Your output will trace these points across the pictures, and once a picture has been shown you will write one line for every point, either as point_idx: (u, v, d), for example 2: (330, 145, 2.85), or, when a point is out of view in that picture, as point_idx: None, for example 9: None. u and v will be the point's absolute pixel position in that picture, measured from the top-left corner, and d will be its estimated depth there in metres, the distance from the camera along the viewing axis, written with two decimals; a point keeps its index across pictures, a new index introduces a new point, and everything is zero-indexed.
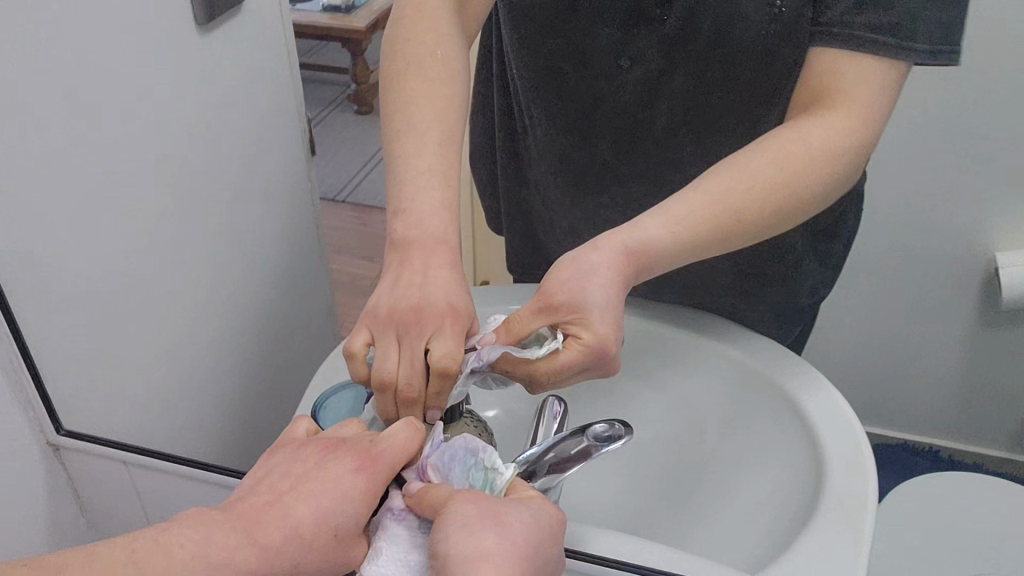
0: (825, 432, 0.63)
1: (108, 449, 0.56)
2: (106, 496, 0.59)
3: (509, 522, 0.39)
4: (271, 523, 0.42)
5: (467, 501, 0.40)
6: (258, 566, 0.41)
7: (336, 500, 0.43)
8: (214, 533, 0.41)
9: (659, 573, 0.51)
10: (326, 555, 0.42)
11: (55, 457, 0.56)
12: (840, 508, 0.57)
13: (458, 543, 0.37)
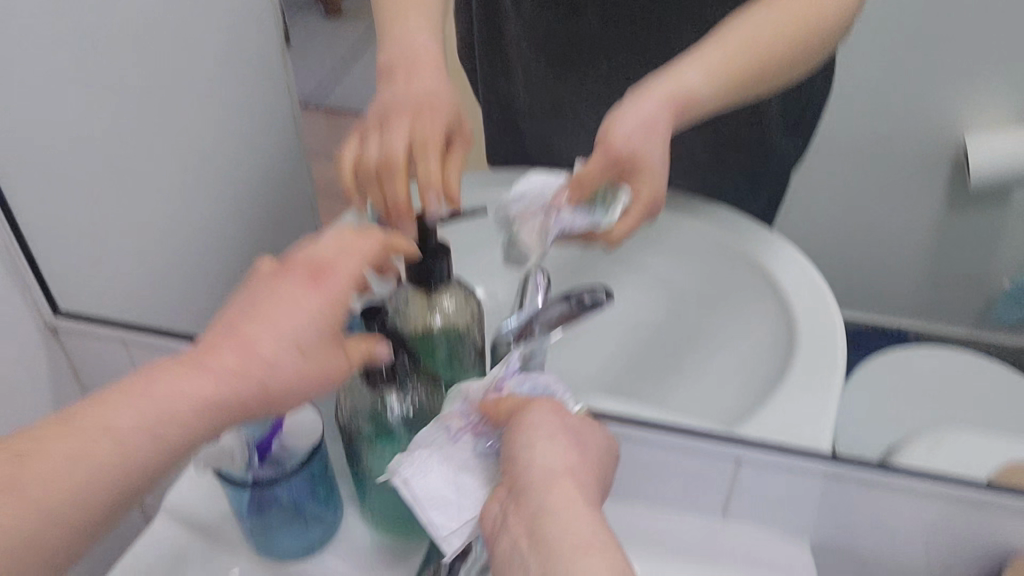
0: (797, 299, 0.60)
1: (104, 329, 0.60)
2: (103, 376, 0.63)
3: (586, 445, 0.42)
4: (226, 352, 0.37)
5: (550, 414, 0.43)
6: (222, 394, 0.36)
7: (290, 316, 0.37)
8: (162, 375, 0.36)
9: (655, 426, 0.54)
10: (300, 371, 0.38)
11: (55, 338, 0.60)
12: (811, 362, 0.56)
13: (538, 450, 0.41)
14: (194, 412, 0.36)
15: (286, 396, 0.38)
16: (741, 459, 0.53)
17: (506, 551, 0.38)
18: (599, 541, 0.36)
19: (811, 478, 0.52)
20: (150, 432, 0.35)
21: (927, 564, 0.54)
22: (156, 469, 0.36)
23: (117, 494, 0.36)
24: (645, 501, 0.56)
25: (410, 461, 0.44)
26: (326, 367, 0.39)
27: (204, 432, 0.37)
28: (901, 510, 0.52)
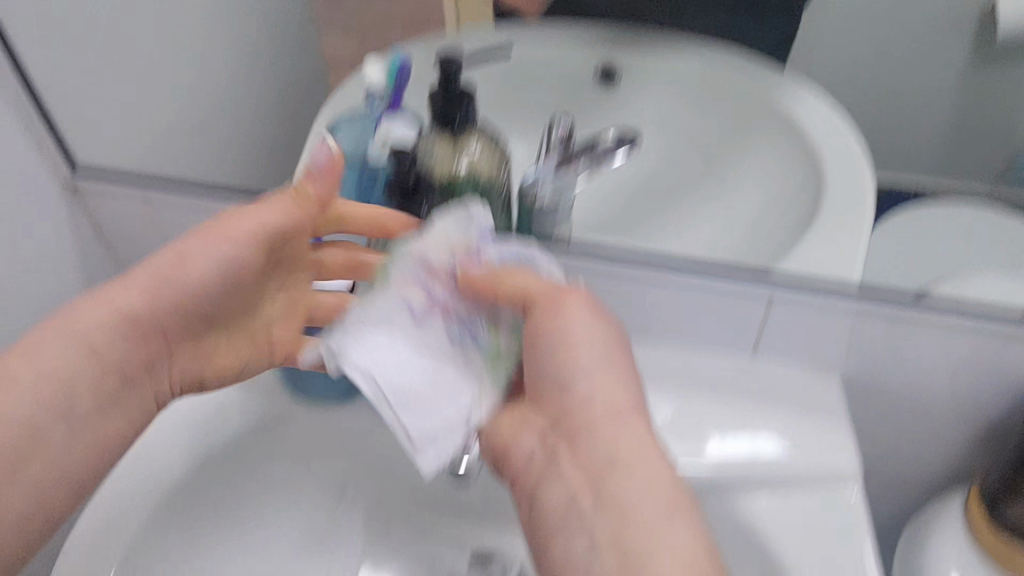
0: (826, 148, 0.58)
1: (126, 187, 0.59)
2: (128, 228, 0.62)
3: (627, 367, 0.44)
4: (168, 276, 0.45)
5: (591, 333, 0.44)
6: (166, 306, 0.45)
7: (227, 247, 0.45)
8: (117, 299, 0.44)
9: (676, 273, 0.54)
10: (235, 276, 0.46)
11: (74, 195, 0.59)
12: (838, 211, 0.55)
13: (598, 389, 0.43)
14: (90, 324, 0.43)
15: (188, 272, 0.45)
16: (773, 298, 0.53)
17: (564, 503, 0.42)
18: (677, 494, 0.39)
19: (844, 314, 0.52)
20: (77, 342, 0.43)
21: (949, 399, 0.55)
22: (59, 393, 0.42)
23: (21, 425, 0.41)
24: (668, 342, 0.58)
25: (376, 351, 0.44)
26: (219, 233, 0.45)
27: (90, 341, 0.43)
28: (932, 348, 0.52)
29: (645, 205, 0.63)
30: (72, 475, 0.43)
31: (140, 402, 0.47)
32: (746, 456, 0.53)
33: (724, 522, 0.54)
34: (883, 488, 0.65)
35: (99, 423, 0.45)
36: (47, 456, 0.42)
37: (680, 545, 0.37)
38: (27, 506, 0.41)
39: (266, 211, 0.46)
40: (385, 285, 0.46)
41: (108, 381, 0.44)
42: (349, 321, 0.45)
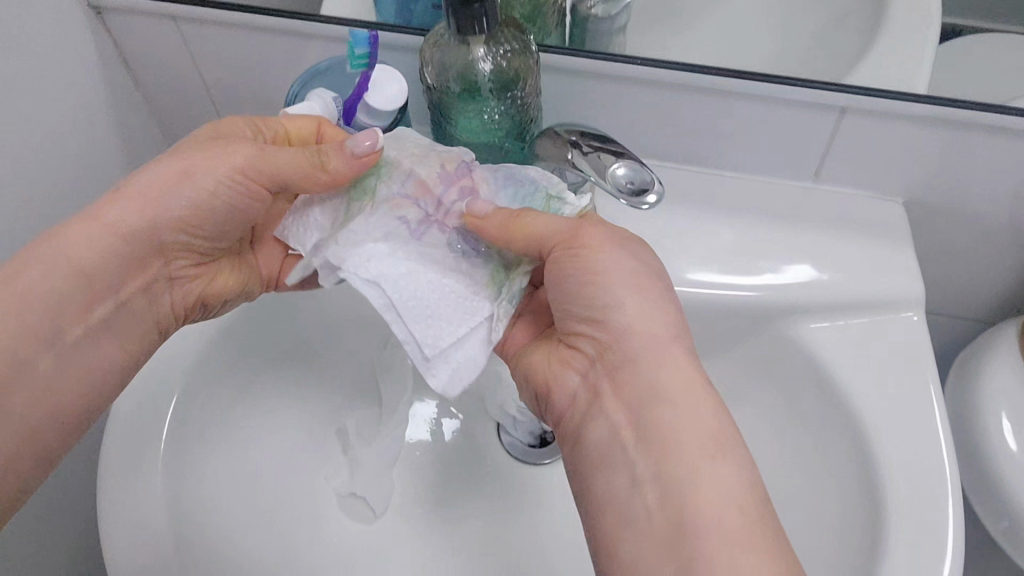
0: None
1: (150, 8, 0.54)
2: (159, 57, 0.58)
3: (662, 295, 0.43)
4: (174, 194, 0.46)
5: (623, 265, 0.43)
6: (176, 218, 0.47)
7: (234, 175, 0.46)
8: (128, 209, 0.45)
9: (750, 80, 0.49)
10: (232, 204, 0.47)
11: (99, 18, 0.55)
12: (899, 40, 0.53)
13: (636, 319, 0.41)
14: (85, 248, 0.44)
15: (188, 191, 0.46)
16: (847, 107, 0.49)
17: (601, 440, 0.40)
18: (717, 420, 0.38)
19: (919, 122, 0.49)
20: (69, 260, 0.44)
21: (1022, 217, 0.53)
22: (55, 316, 0.43)
23: (18, 350, 0.42)
24: (731, 170, 0.56)
25: (375, 266, 0.42)
26: (227, 158, 0.46)
27: (84, 265, 0.44)
28: (1013, 161, 0.49)
29: (709, 17, 0.58)
30: (78, 396, 0.45)
31: (134, 328, 0.48)
32: (805, 281, 0.52)
33: (786, 349, 0.53)
34: (947, 312, 0.63)
35: (90, 353, 0.46)
36: (36, 389, 0.43)
37: (728, 465, 0.36)
38: (15, 437, 0.42)
39: (286, 155, 0.44)
40: (375, 200, 0.44)
41: (95, 312, 0.45)
42: (343, 235, 0.43)
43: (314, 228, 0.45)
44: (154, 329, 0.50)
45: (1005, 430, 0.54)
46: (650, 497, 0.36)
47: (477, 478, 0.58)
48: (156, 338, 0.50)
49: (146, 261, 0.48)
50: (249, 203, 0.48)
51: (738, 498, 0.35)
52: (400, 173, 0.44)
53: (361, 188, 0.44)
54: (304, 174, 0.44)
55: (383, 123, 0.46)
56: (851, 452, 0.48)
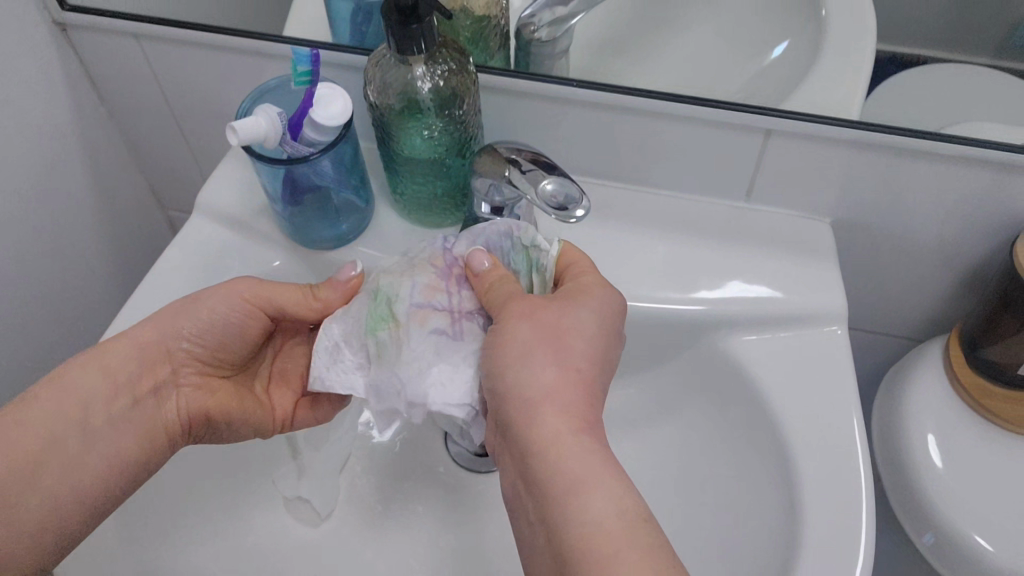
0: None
1: (112, 23, 0.56)
2: (123, 74, 0.60)
3: (556, 351, 0.41)
4: (186, 315, 0.49)
5: (524, 328, 0.41)
6: (194, 335, 0.49)
7: (232, 302, 0.49)
8: (148, 330, 0.48)
9: (683, 102, 0.52)
10: (238, 324, 0.50)
11: (65, 36, 0.58)
12: (833, 68, 0.55)
13: (520, 376, 0.39)
14: (112, 357, 0.47)
15: (192, 313, 0.49)
16: (771, 130, 0.52)
17: (511, 495, 0.40)
18: (600, 467, 0.37)
19: (841, 145, 0.52)
20: (99, 367, 0.47)
21: (946, 234, 0.55)
22: (80, 406, 0.46)
23: (46, 431, 0.44)
24: (666, 189, 0.59)
25: (450, 388, 0.41)
26: (233, 288, 0.49)
27: (111, 366, 0.47)
28: (934, 180, 0.52)
29: (650, 40, 0.60)
30: (94, 482, 0.45)
31: (149, 428, 0.48)
32: (733, 296, 0.54)
33: (715, 362, 0.55)
34: (882, 329, 0.66)
35: (110, 443, 0.46)
36: (61, 469, 0.44)
37: (612, 504, 0.36)
38: (36, 514, 0.43)
39: (285, 289, 0.49)
40: (399, 325, 0.42)
41: (116, 407, 0.47)
42: (400, 372, 0.41)
43: (350, 369, 0.43)
44: (163, 437, 0.49)
45: (931, 442, 0.56)
46: (548, 551, 0.36)
47: (421, 480, 0.59)
48: (164, 451, 0.49)
49: (160, 373, 0.49)
50: (249, 328, 0.51)
51: (621, 538, 0.35)
52: (406, 288, 0.43)
53: (379, 317, 0.43)
54: (299, 303, 0.49)
55: (326, 137, 0.48)
56: (773, 459, 0.50)
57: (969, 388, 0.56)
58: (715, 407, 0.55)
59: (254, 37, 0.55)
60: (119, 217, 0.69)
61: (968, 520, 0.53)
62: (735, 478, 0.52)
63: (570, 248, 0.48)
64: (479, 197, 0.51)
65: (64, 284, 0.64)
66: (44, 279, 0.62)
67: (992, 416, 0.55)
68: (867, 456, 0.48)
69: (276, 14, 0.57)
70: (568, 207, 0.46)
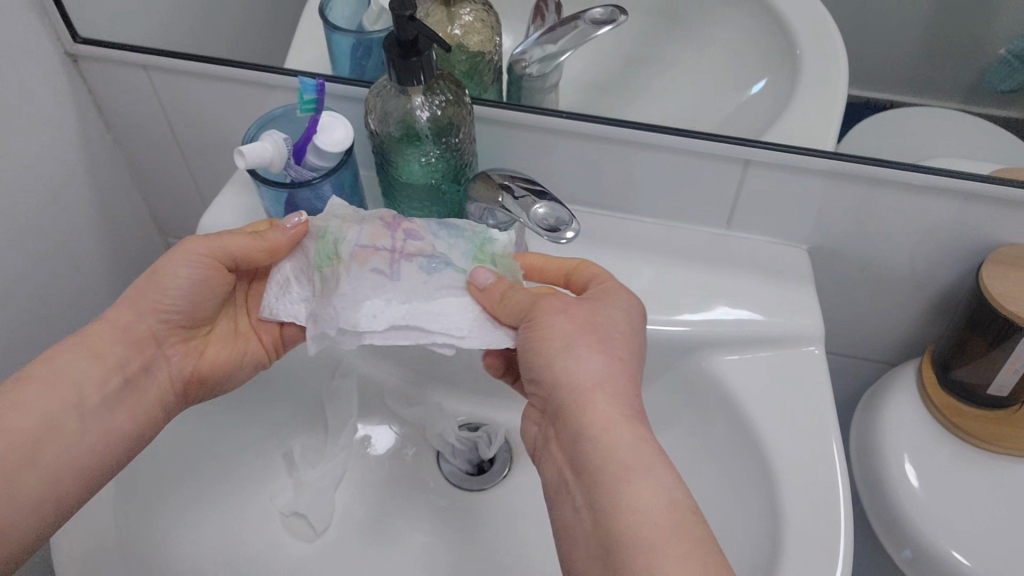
0: (795, 31, 0.59)
1: (121, 56, 0.59)
2: (130, 103, 0.63)
3: (602, 343, 0.44)
4: (150, 284, 0.50)
5: (571, 327, 0.44)
6: (164, 304, 0.50)
7: (191, 266, 0.49)
8: (120, 309, 0.50)
9: (666, 132, 0.55)
10: (205, 282, 0.50)
11: (75, 67, 0.61)
12: (810, 102, 0.58)
13: (567, 370, 0.43)
14: (98, 340, 0.49)
15: (158, 284, 0.49)
16: (750, 160, 0.55)
17: (553, 481, 0.43)
18: (648, 454, 0.39)
19: (815, 175, 0.55)
20: (87, 352, 0.48)
21: (920, 259, 0.58)
22: (73, 388, 0.47)
23: (43, 413, 0.45)
24: (653, 217, 0.62)
25: (378, 320, 0.46)
26: (184, 251, 0.49)
27: (95, 348, 0.48)
28: (908, 208, 0.55)
29: (639, 73, 0.63)
30: (88, 457, 0.47)
31: (142, 404, 0.50)
32: (715, 319, 0.57)
33: (699, 382, 0.57)
34: (862, 354, 0.68)
35: (105, 423, 0.48)
36: (60, 447, 0.46)
37: (664, 490, 0.38)
38: (37, 489, 0.44)
39: (239, 238, 0.49)
40: (342, 261, 0.47)
41: (109, 385, 0.48)
42: (337, 302, 0.46)
43: (297, 300, 0.50)
44: (158, 408, 0.51)
45: (907, 462, 0.57)
46: (594, 537, 0.39)
47: (414, 498, 0.60)
48: (159, 420, 0.51)
49: (144, 350, 0.50)
50: (218, 281, 0.51)
51: (673, 522, 0.37)
52: (353, 232, 0.48)
53: (325, 255, 0.48)
54: (250, 248, 0.49)
55: (329, 163, 0.51)
56: (755, 472, 0.52)
57: (944, 409, 0.58)
58: (699, 424, 0.57)
59: (257, 69, 0.58)
60: (123, 241, 0.71)
61: (944, 534, 0.54)
62: (719, 491, 0.54)
63: (592, 264, 0.51)
64: (474, 220, 0.53)
65: (72, 303, 0.66)
66: (50, 300, 0.63)
67: (965, 436, 0.57)
68: (846, 465, 0.51)
69: (282, 46, 0.60)
70: (559, 229, 0.49)
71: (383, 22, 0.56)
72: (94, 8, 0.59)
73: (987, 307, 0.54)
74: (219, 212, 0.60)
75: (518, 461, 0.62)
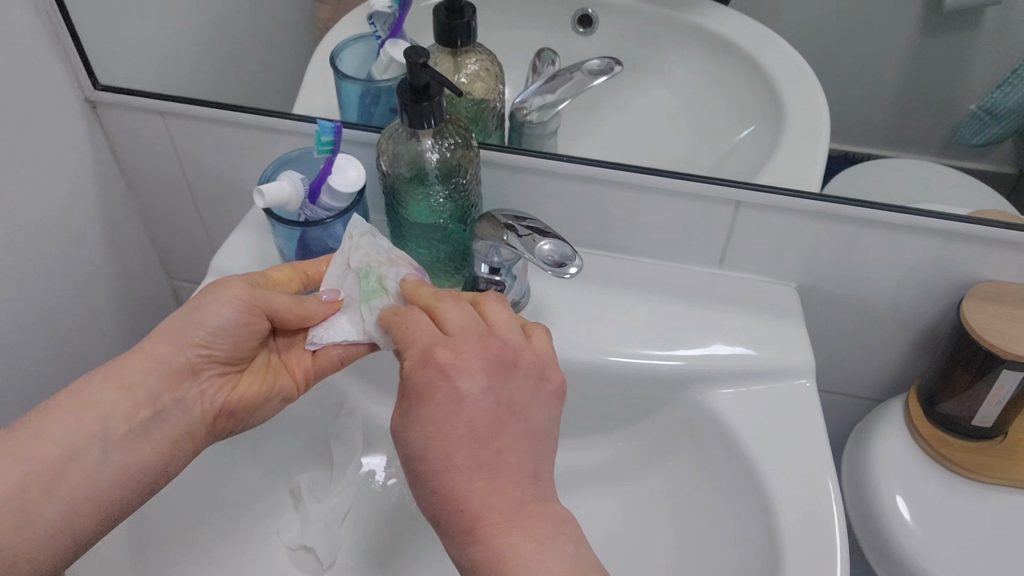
0: (780, 83, 0.62)
1: (139, 102, 0.62)
2: (142, 147, 0.66)
3: (453, 479, 0.41)
4: (189, 320, 0.51)
5: (431, 483, 0.41)
6: (203, 340, 0.51)
7: (228, 307, 0.51)
8: (160, 343, 0.51)
9: (666, 176, 0.58)
10: (241, 321, 0.51)
11: (94, 112, 0.63)
12: (798, 148, 0.61)
13: (444, 517, 0.41)
14: (130, 368, 0.50)
15: (198, 322, 0.51)
16: (741, 201, 0.58)
17: None
18: (515, 546, 0.39)
19: (805, 215, 0.57)
20: (115, 382, 0.49)
21: (903, 296, 0.61)
22: (99, 418, 0.48)
23: (67, 441, 0.47)
24: (650, 257, 0.64)
25: None
26: (226, 290, 0.51)
27: (127, 378, 0.49)
28: (894, 247, 0.58)
29: (634, 122, 0.66)
30: (116, 485, 0.48)
31: (166, 434, 0.50)
32: (710, 353, 0.59)
33: (696, 415, 0.59)
34: (847, 391, 0.71)
35: (127, 454, 0.48)
36: (81, 475, 0.46)
37: (540, 575, 0.38)
38: (54, 515, 0.45)
39: (279, 295, 0.51)
40: (388, 292, 0.50)
41: (135, 418, 0.49)
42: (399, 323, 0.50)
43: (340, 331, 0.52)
44: (184, 437, 0.51)
45: (902, 503, 0.58)
46: None
47: (418, 532, 0.61)
48: (185, 449, 0.51)
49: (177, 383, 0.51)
50: (254, 322, 0.52)
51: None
52: (391, 269, 0.51)
53: (370, 290, 0.51)
54: (289, 309, 0.51)
55: (341, 203, 0.53)
56: (752, 498, 0.53)
57: (931, 441, 0.60)
58: (694, 452, 0.59)
59: (270, 115, 0.61)
60: (132, 281, 0.73)
61: (937, 564, 0.56)
62: (717, 522, 0.55)
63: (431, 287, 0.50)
64: (479, 258, 0.55)
65: (84, 339, 0.67)
66: (61, 340, 0.65)
67: (955, 467, 0.59)
68: (839, 490, 0.52)
69: (294, 93, 0.63)
70: (564, 264, 0.50)
71: (392, 71, 0.58)
72: (115, 57, 0.62)
73: (970, 342, 0.56)
74: (231, 252, 0.63)
75: None
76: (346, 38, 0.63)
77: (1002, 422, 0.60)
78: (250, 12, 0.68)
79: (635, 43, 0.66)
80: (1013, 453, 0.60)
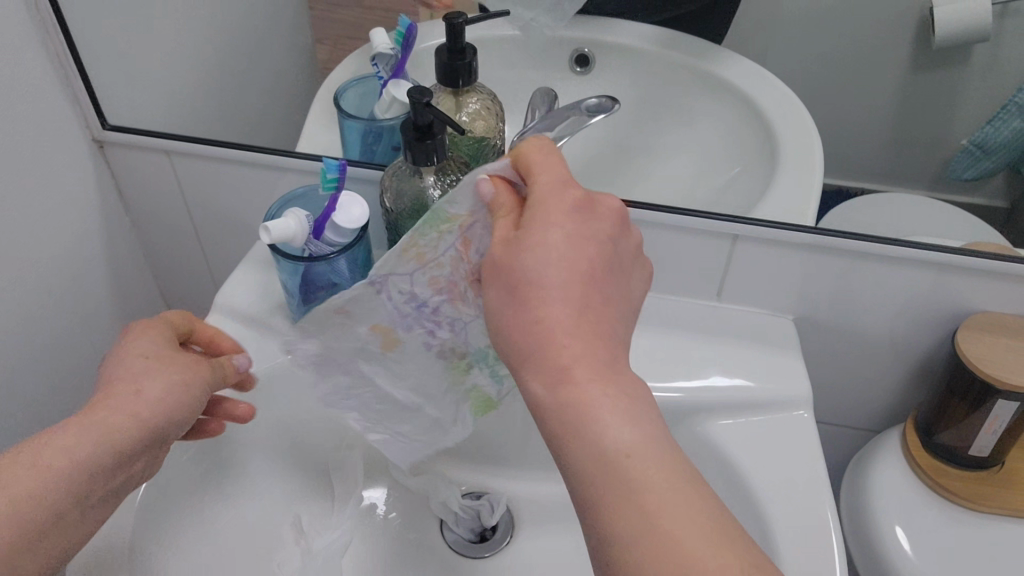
0: (772, 118, 0.64)
1: (148, 140, 0.63)
2: (148, 185, 0.67)
3: (562, 302, 0.39)
4: (174, 401, 0.49)
5: (536, 294, 0.39)
6: (175, 425, 0.50)
7: (197, 396, 0.51)
8: (148, 418, 0.48)
9: (666, 210, 0.59)
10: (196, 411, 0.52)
11: (101, 151, 0.64)
12: (790, 181, 0.62)
13: (527, 341, 0.39)
14: (121, 438, 0.47)
15: (181, 405, 0.50)
16: (738, 235, 0.59)
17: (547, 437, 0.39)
18: (608, 398, 0.37)
19: (802, 249, 0.59)
20: (108, 448, 0.46)
21: (898, 328, 0.62)
22: (87, 484, 0.45)
23: (58, 507, 0.44)
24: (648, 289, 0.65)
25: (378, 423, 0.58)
26: (201, 379, 0.51)
27: (116, 448, 0.47)
28: (887, 280, 0.59)
29: (631, 159, 0.68)
30: (64, 557, 0.45)
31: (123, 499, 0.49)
32: (709, 385, 0.60)
33: (696, 446, 0.60)
34: (844, 421, 0.71)
35: (97, 516, 0.47)
36: (62, 540, 0.45)
37: (624, 430, 0.36)
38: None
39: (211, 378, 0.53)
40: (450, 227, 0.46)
41: (111, 487, 0.47)
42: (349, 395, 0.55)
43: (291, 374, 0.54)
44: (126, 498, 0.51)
45: (900, 533, 0.59)
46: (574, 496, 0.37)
47: (420, 565, 0.61)
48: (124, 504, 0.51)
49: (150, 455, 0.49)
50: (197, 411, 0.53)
51: (637, 465, 0.36)
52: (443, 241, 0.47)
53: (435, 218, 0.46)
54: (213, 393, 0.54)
55: (344, 239, 0.55)
56: (754, 528, 0.54)
57: (926, 469, 0.61)
58: None
59: (273, 154, 0.62)
60: (135, 316, 0.74)
61: None
62: None
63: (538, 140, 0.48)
64: None
65: (88, 374, 0.68)
66: (64, 374, 0.65)
67: (950, 495, 0.60)
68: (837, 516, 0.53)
69: (298, 133, 0.64)
70: None
71: (393, 110, 0.59)
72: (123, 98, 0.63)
73: (965, 371, 0.57)
74: None
75: (519, 528, 0.64)
76: (350, 79, 0.65)
77: (997, 452, 0.60)
78: (255, 55, 0.69)
79: (631, 82, 0.68)
80: (1009, 482, 0.61)
